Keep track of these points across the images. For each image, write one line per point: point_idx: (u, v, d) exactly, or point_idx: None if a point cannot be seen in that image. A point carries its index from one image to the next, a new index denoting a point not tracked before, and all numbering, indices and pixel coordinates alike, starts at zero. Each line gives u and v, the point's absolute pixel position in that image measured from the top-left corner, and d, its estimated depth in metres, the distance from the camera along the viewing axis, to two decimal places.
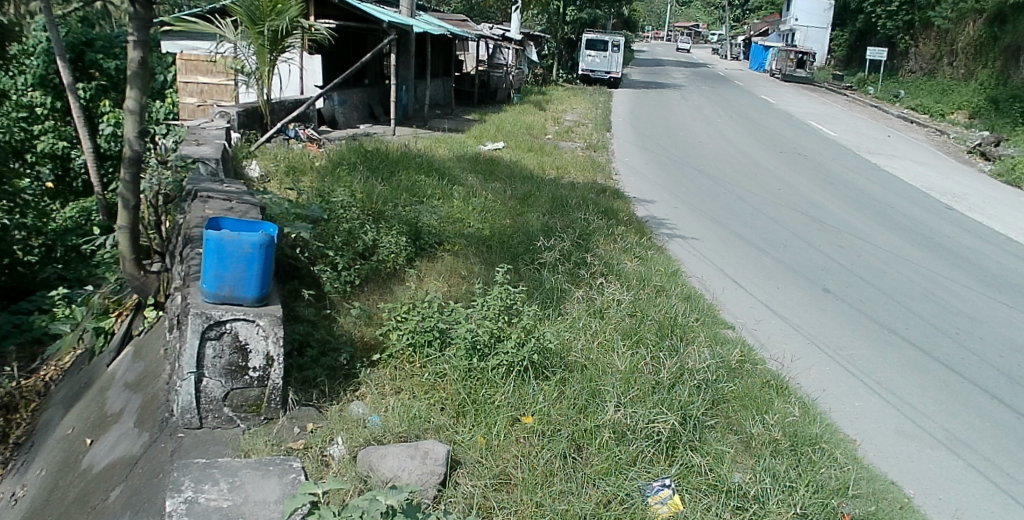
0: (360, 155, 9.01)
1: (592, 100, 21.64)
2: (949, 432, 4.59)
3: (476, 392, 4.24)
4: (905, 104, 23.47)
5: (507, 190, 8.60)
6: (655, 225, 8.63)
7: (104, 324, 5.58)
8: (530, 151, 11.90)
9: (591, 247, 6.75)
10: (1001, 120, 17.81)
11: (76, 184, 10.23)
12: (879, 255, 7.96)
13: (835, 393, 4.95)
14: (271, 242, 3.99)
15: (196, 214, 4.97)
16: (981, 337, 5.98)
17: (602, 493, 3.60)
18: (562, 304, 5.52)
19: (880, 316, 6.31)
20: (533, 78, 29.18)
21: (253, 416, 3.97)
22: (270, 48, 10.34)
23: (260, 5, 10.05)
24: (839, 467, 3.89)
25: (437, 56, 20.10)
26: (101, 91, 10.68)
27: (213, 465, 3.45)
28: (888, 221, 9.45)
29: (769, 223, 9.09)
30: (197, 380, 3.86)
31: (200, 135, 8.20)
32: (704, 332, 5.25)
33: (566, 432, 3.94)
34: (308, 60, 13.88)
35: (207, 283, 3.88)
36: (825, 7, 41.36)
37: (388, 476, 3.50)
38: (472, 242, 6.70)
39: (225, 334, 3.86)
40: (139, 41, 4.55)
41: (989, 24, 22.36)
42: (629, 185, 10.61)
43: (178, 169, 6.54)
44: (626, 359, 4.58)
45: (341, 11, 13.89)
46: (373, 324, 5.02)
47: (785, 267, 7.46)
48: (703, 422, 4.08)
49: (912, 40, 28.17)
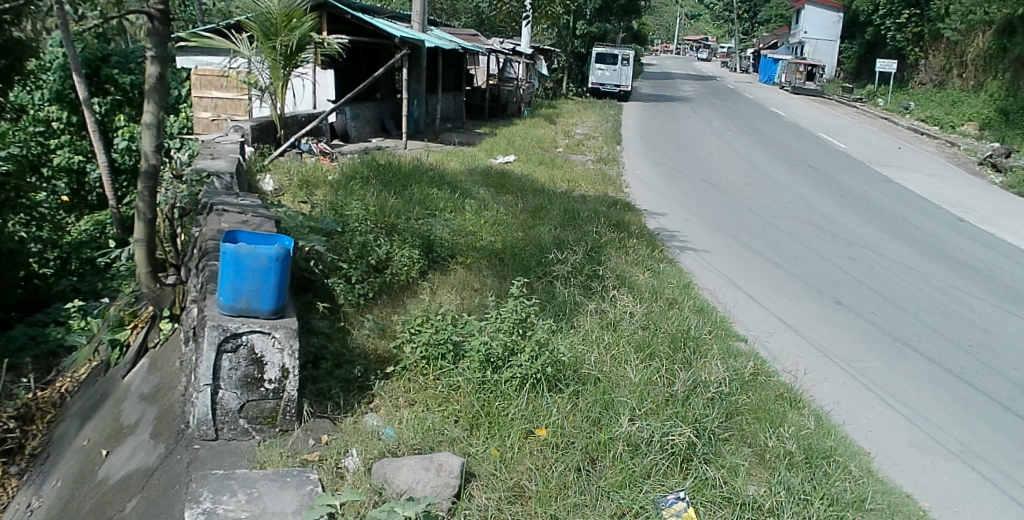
0: (373, 168, 9.07)
1: (602, 113, 21.78)
2: (964, 445, 4.57)
3: (490, 404, 4.25)
4: (915, 115, 23.45)
5: (519, 203, 8.64)
6: (666, 237, 8.66)
7: (120, 337, 5.60)
8: (541, 164, 11.94)
9: (603, 259, 6.78)
10: (1012, 132, 17.81)
11: (91, 198, 10.34)
12: (892, 268, 7.94)
13: (848, 405, 4.94)
14: (287, 255, 4.04)
15: (212, 227, 5.03)
16: (994, 349, 5.95)
17: (616, 506, 3.59)
18: (576, 317, 5.53)
19: (893, 327, 6.31)
20: (544, 92, 29.30)
21: (268, 428, 3.99)
22: (284, 63, 10.44)
23: (273, 19, 10.20)
24: (855, 480, 3.88)
25: (449, 69, 20.25)
26: (115, 106, 10.81)
27: (231, 476, 3.48)
28: (900, 233, 9.42)
29: (781, 236, 9.07)
30: (213, 392, 3.88)
31: (215, 149, 8.29)
32: (717, 345, 5.25)
33: (580, 444, 3.95)
34: (321, 74, 14.07)
35: (224, 295, 3.92)
36: (834, 20, 41.37)
37: (402, 488, 3.51)
38: (486, 255, 6.73)
39: (241, 346, 3.89)
40: (157, 57, 4.63)
41: (997, 35, 22.25)
42: (640, 198, 10.64)
43: (193, 183, 6.61)
44: (640, 373, 4.59)
45: (352, 25, 14.14)
46: (386, 337, 5.08)
47: (798, 279, 7.46)
48: (717, 435, 4.08)
49: (922, 52, 28.22)
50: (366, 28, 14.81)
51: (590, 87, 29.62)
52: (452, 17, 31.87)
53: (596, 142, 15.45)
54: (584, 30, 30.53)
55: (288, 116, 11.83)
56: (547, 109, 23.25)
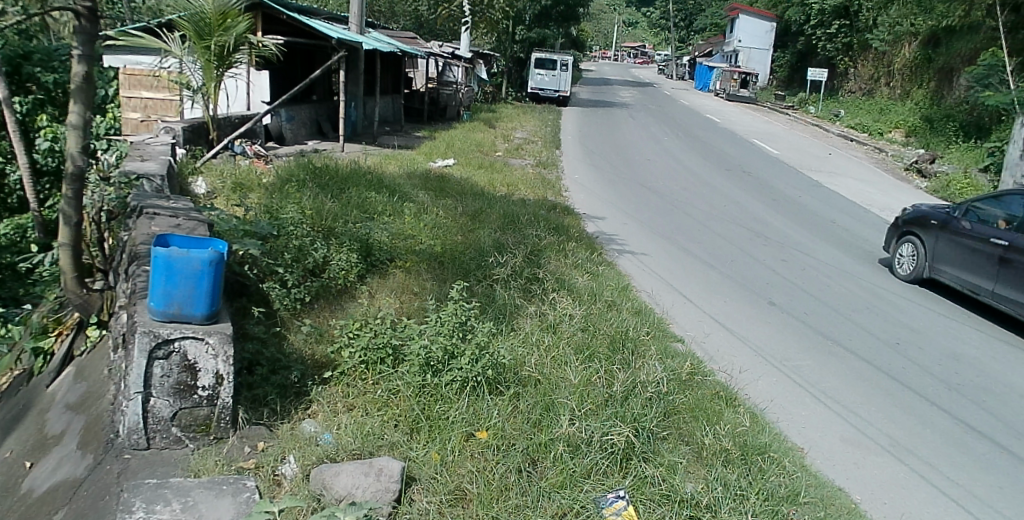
0: (310, 171, 8.94)
1: (541, 118, 21.95)
2: (892, 439, 4.75)
3: (431, 408, 4.24)
4: (844, 123, 24.24)
5: (458, 207, 8.64)
6: (604, 240, 8.77)
7: (43, 344, 5.43)
8: (481, 167, 11.96)
9: (542, 262, 6.82)
10: (936, 139, 18.62)
11: (12, 200, 9.99)
12: (822, 269, 8.21)
13: (782, 403, 5.08)
14: (221, 259, 3.94)
15: (142, 230, 4.89)
16: (921, 347, 6.21)
17: (557, 506, 3.62)
18: (515, 319, 5.56)
19: (824, 326, 6.52)
20: (482, 96, 29.35)
21: (202, 436, 3.90)
22: (217, 64, 10.20)
23: (207, 18, 9.96)
24: (788, 475, 4.00)
25: (387, 72, 20.13)
26: (38, 105, 10.34)
27: (164, 485, 3.38)
28: (830, 236, 9.76)
29: (717, 239, 9.29)
30: (144, 400, 3.77)
31: (145, 150, 8.04)
32: (654, 345, 5.35)
33: (521, 446, 3.96)
34: (256, 75, 13.82)
35: (154, 301, 3.79)
36: (767, 30, 42.65)
37: (342, 494, 3.47)
38: (424, 258, 6.70)
39: (173, 353, 3.79)
40: (83, 56, 4.49)
41: (922, 46, 23.24)
42: (579, 201, 10.75)
43: (122, 186, 6.39)
44: (580, 374, 4.64)
45: (288, 26, 13.93)
46: (324, 342, 5.01)
47: (733, 281, 7.64)
48: (655, 434, 4.15)
49: (851, 61, 29.33)
50: (302, 28, 14.60)
51: (529, 92, 29.82)
52: (391, 19, 31.76)
53: (535, 146, 15.56)
54: (523, 36, 30.73)
55: (222, 117, 11.56)
56: (486, 113, 23.31)
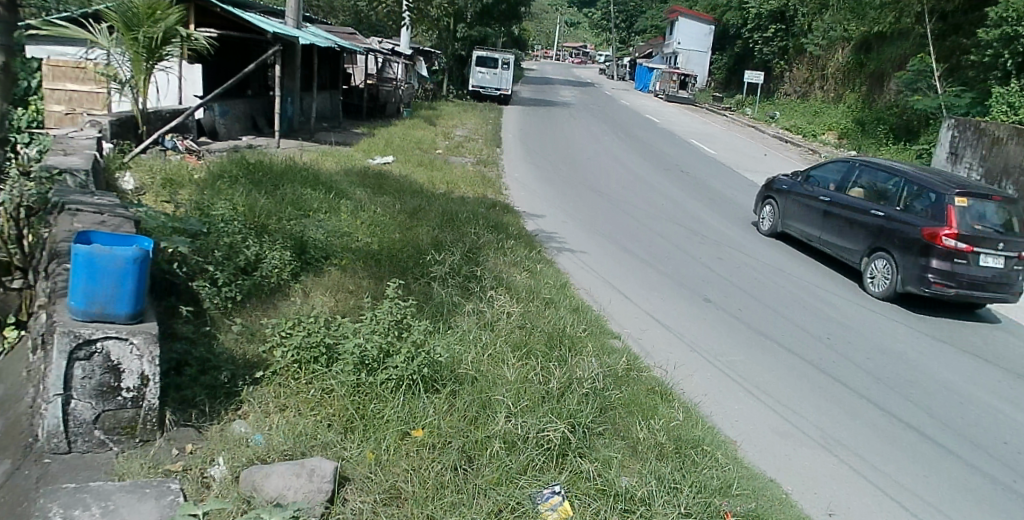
0: (244, 167, 8.75)
1: (483, 116, 21.94)
2: (822, 431, 4.91)
3: (365, 407, 4.20)
4: (780, 125, 24.88)
5: (397, 204, 8.56)
6: (544, 238, 8.83)
7: None
8: (421, 165, 11.89)
9: (481, 260, 6.82)
10: (866, 141, 19.27)
11: None
12: (756, 266, 8.43)
13: (716, 397, 5.20)
14: (147, 257, 3.84)
15: (63, 227, 4.72)
16: (849, 341, 6.43)
17: (493, 503, 3.61)
18: (453, 317, 5.54)
19: (757, 322, 6.70)
20: (423, 93, 29.17)
21: (126, 438, 3.78)
22: (146, 56, 9.91)
23: (135, 10, 9.67)
24: (720, 467, 4.08)
25: (325, 67, 19.84)
26: None
27: (83, 490, 3.26)
28: (763, 234, 10.01)
29: (654, 237, 9.44)
30: (64, 402, 3.63)
31: (68, 145, 7.75)
32: (591, 342, 5.40)
33: (457, 444, 3.95)
34: (188, 68, 13.47)
35: (75, 300, 3.66)
36: (706, 32, 43.48)
37: (272, 495, 3.41)
38: (361, 256, 6.62)
39: (95, 354, 3.66)
40: None
41: (854, 51, 24.02)
42: (519, 200, 10.79)
43: (42, 181, 6.15)
44: (516, 372, 4.65)
45: (222, 19, 13.62)
46: (255, 341, 4.91)
47: (669, 278, 7.77)
48: (591, 429, 4.19)
49: (787, 65, 30.13)
50: (237, 22, 14.29)
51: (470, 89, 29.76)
52: (330, 14, 31.29)
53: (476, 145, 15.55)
54: (465, 33, 30.67)
55: (152, 112, 11.23)
56: (427, 110, 23.18)
